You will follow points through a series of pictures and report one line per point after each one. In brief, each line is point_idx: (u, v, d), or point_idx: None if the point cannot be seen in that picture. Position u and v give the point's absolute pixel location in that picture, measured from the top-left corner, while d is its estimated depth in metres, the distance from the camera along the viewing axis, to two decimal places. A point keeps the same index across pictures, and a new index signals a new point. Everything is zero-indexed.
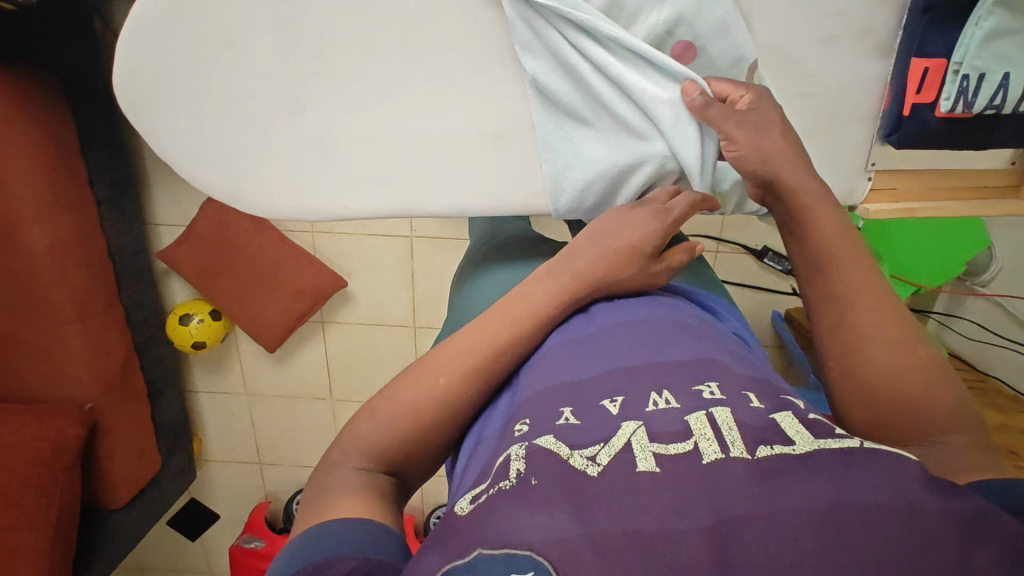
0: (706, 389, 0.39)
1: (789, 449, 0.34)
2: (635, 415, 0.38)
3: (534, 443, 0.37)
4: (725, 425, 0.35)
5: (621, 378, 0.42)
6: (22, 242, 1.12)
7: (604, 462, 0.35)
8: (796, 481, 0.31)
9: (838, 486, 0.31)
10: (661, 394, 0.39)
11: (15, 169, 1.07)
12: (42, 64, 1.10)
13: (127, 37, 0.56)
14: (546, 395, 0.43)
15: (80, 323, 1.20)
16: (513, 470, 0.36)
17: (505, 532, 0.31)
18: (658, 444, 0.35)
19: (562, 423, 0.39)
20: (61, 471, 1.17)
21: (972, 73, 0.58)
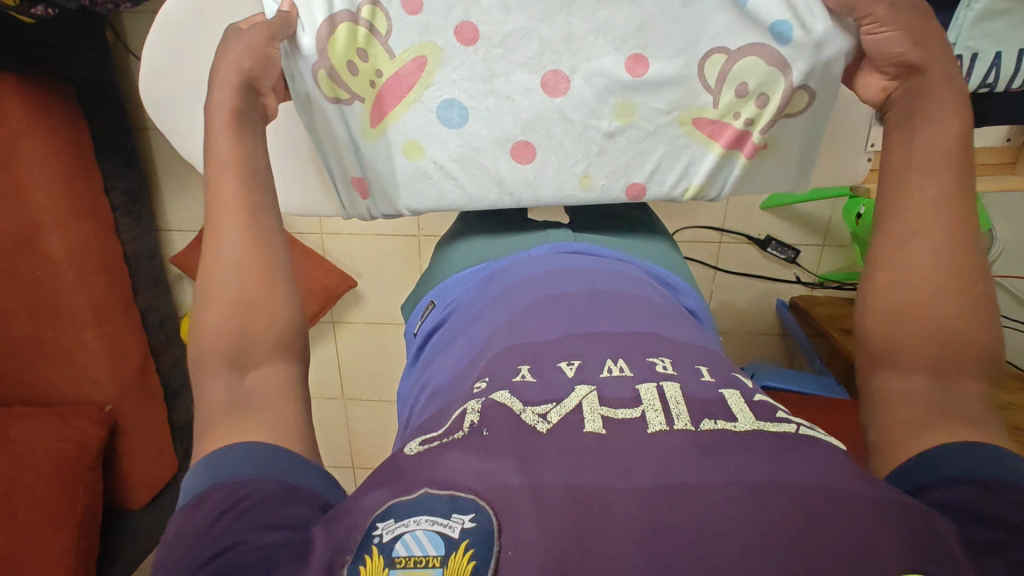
0: (659, 363, 0.44)
1: (731, 426, 0.38)
2: (589, 380, 0.42)
3: (490, 397, 0.42)
4: (672, 400, 0.39)
5: (579, 342, 0.46)
6: (44, 248, 1.15)
7: (554, 420, 0.39)
8: (732, 456, 0.35)
9: (767, 468, 0.35)
10: (616, 362, 0.44)
11: (35, 178, 1.11)
12: (60, 75, 1.13)
13: (152, 44, 0.59)
14: (507, 353, 0.47)
15: (99, 327, 1.22)
16: (467, 421, 0.40)
17: (451, 477, 0.36)
18: (608, 408, 0.39)
19: (519, 379, 0.43)
20: (85, 471, 1.20)
21: (966, 53, 0.61)
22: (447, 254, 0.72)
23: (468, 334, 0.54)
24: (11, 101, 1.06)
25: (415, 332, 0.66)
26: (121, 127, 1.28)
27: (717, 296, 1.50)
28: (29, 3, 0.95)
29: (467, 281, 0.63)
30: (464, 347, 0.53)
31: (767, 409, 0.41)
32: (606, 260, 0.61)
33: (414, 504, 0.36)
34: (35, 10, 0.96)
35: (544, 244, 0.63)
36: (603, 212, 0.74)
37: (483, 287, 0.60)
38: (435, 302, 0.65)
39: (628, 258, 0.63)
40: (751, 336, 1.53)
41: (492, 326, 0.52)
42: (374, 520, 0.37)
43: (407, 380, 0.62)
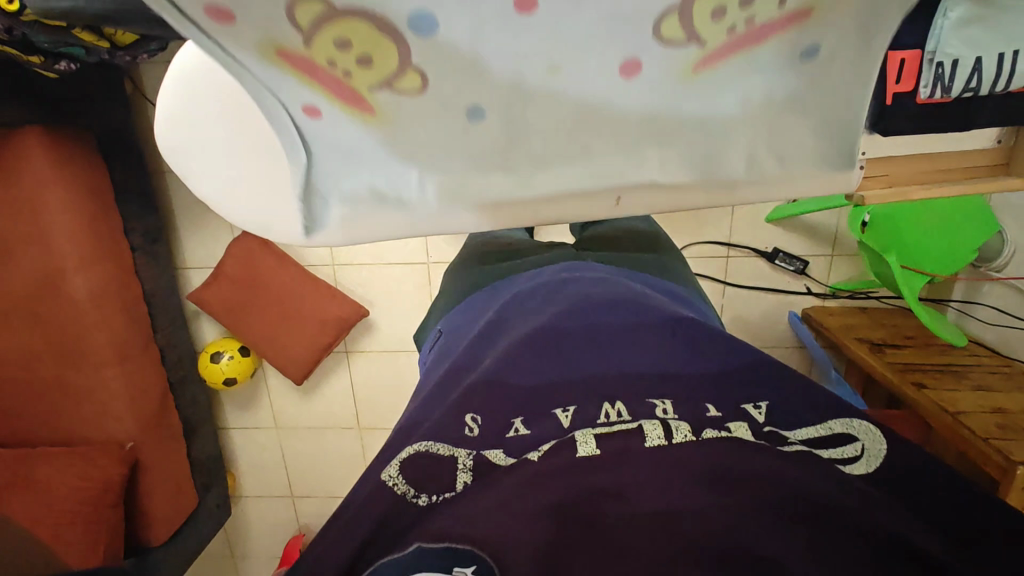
0: (661, 406, 0.46)
1: (728, 432, 0.44)
2: (586, 425, 0.45)
3: (483, 455, 0.45)
4: (672, 420, 0.45)
5: (575, 389, 0.49)
6: (68, 290, 1.19)
7: (543, 449, 0.44)
8: (713, 484, 0.40)
9: (742, 494, 0.40)
10: (615, 407, 0.46)
11: (59, 224, 1.15)
12: (82, 125, 1.19)
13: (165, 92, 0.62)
14: (508, 393, 0.49)
15: (120, 365, 1.26)
16: (460, 481, 0.43)
17: (461, 524, 0.40)
18: (604, 425, 0.45)
19: (512, 436, 0.46)
20: (106, 509, 1.23)
21: (946, 61, 0.53)
22: (458, 279, 0.75)
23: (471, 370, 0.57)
24: (35, 151, 1.11)
25: (425, 360, 0.69)
26: (139, 171, 1.33)
27: (728, 311, 1.50)
28: (53, 59, 1.01)
29: (470, 312, 0.67)
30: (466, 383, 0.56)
31: (761, 421, 0.46)
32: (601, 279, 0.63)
33: (410, 559, 0.39)
34: (58, 65, 1.01)
35: (540, 272, 0.66)
36: (607, 236, 0.76)
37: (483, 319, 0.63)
38: (443, 330, 0.69)
39: (623, 272, 0.66)
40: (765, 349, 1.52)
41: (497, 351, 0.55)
42: (369, 575, 0.39)
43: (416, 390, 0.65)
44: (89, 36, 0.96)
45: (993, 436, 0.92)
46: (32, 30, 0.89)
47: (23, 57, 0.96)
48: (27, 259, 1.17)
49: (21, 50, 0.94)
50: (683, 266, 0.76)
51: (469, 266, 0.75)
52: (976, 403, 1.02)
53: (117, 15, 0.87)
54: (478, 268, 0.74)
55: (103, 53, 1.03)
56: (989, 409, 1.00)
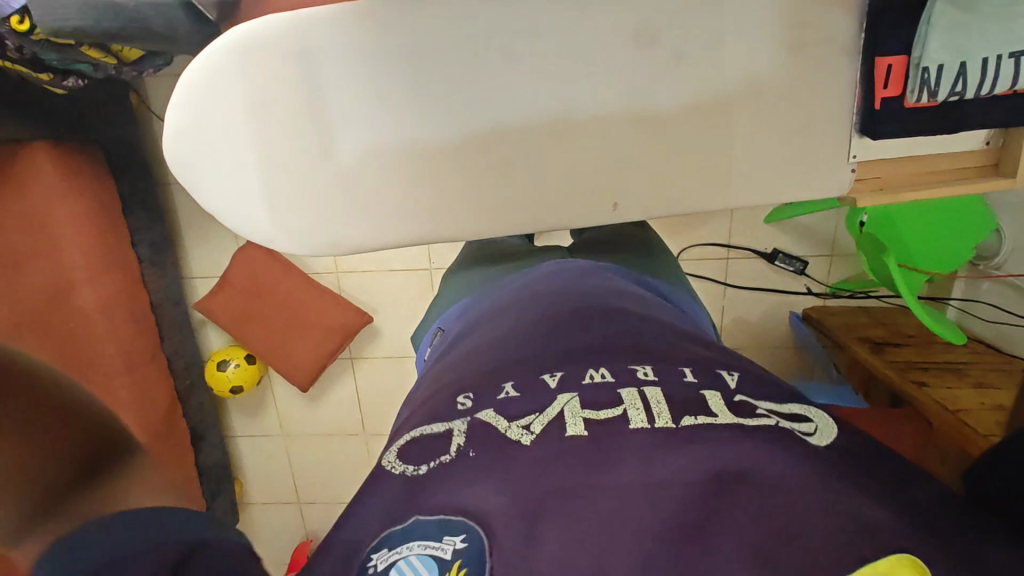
0: (640, 368, 0.49)
1: (712, 419, 0.42)
2: (569, 389, 0.47)
3: (475, 417, 0.46)
4: (654, 401, 0.44)
5: (562, 359, 0.51)
6: (76, 302, 1.22)
7: (536, 431, 0.44)
8: (702, 449, 0.40)
9: (729, 458, 0.39)
10: (598, 370, 0.49)
11: (69, 237, 1.18)
12: (88, 139, 1.21)
13: (174, 109, 0.64)
14: (501, 374, 0.51)
15: (129, 374, 1.28)
16: (454, 442, 0.44)
17: (452, 498, 0.41)
18: (590, 410, 0.45)
19: (503, 397, 0.48)
20: None
21: (932, 66, 0.55)
22: (457, 283, 0.77)
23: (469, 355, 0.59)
24: (42, 165, 1.13)
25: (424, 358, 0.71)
26: (145, 184, 1.35)
27: (729, 312, 1.51)
28: (62, 76, 1.03)
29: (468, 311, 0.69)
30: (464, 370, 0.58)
31: (748, 407, 0.44)
32: (586, 277, 0.66)
33: (405, 534, 0.40)
34: (66, 82, 1.04)
35: (532, 273, 0.69)
36: (602, 242, 0.78)
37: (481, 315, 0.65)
38: (444, 328, 0.71)
39: (610, 271, 0.69)
40: (766, 350, 1.53)
41: (493, 344, 0.57)
42: (370, 553, 0.40)
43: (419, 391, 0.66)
44: (96, 53, 0.98)
45: (993, 435, 0.95)
46: (41, 49, 0.91)
47: (33, 74, 0.98)
48: None
49: (32, 68, 0.96)
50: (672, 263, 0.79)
51: (466, 271, 0.78)
52: (976, 400, 1.04)
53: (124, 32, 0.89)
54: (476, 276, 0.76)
55: (109, 69, 1.05)
56: (989, 406, 1.02)
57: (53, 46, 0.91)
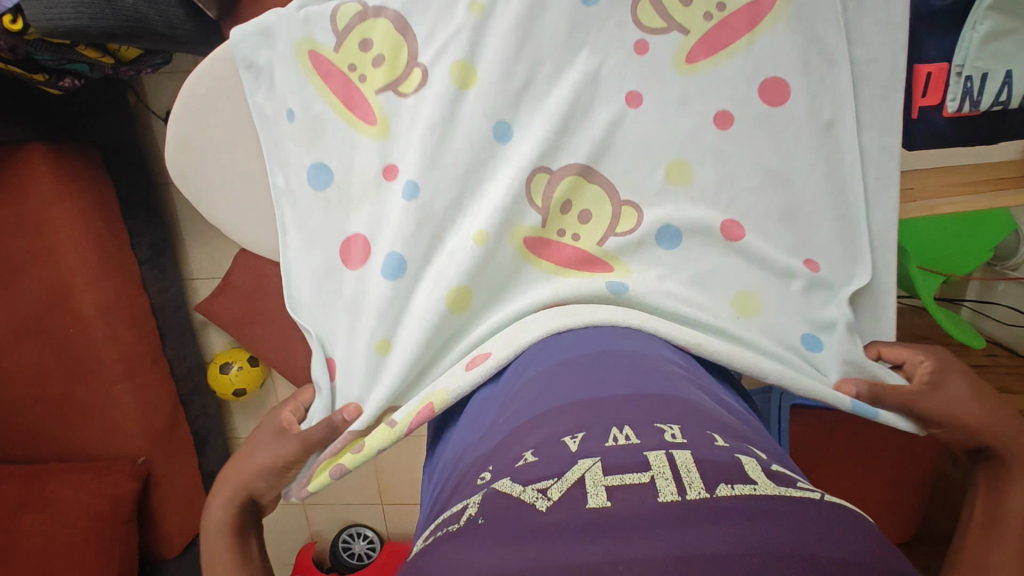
0: (668, 430, 0.37)
1: (751, 489, 0.32)
2: (592, 452, 0.36)
3: (491, 488, 0.37)
4: (684, 467, 0.33)
5: (584, 411, 0.41)
6: (76, 307, 1.19)
7: (555, 496, 0.33)
8: (749, 525, 0.29)
9: (788, 536, 0.29)
10: (622, 429, 0.37)
11: (66, 241, 1.15)
12: (85, 140, 1.17)
13: (179, 121, 0.63)
14: (508, 439, 0.42)
15: (129, 380, 1.26)
16: (468, 511, 0.36)
17: (445, 573, 0.31)
18: (613, 476, 0.34)
19: (519, 462, 0.38)
20: (119, 525, 1.22)
21: (976, 74, 0.55)
22: None
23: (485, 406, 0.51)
24: (37, 163, 1.10)
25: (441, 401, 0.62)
26: (145, 186, 1.33)
27: None
28: (57, 77, 0.99)
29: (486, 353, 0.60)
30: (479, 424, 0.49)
31: (787, 478, 0.35)
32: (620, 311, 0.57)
33: None
34: (62, 82, 1.00)
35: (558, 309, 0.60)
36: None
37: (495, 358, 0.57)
38: None
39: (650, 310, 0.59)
40: None
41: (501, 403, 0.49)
42: None
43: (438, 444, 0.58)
44: (92, 52, 0.94)
45: None
46: (36, 49, 0.88)
47: (28, 75, 0.94)
48: (35, 277, 1.18)
49: (25, 69, 0.92)
50: None
51: None
52: None
53: (124, 34, 0.86)
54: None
55: (107, 69, 1.01)
56: None
57: (47, 45, 0.88)
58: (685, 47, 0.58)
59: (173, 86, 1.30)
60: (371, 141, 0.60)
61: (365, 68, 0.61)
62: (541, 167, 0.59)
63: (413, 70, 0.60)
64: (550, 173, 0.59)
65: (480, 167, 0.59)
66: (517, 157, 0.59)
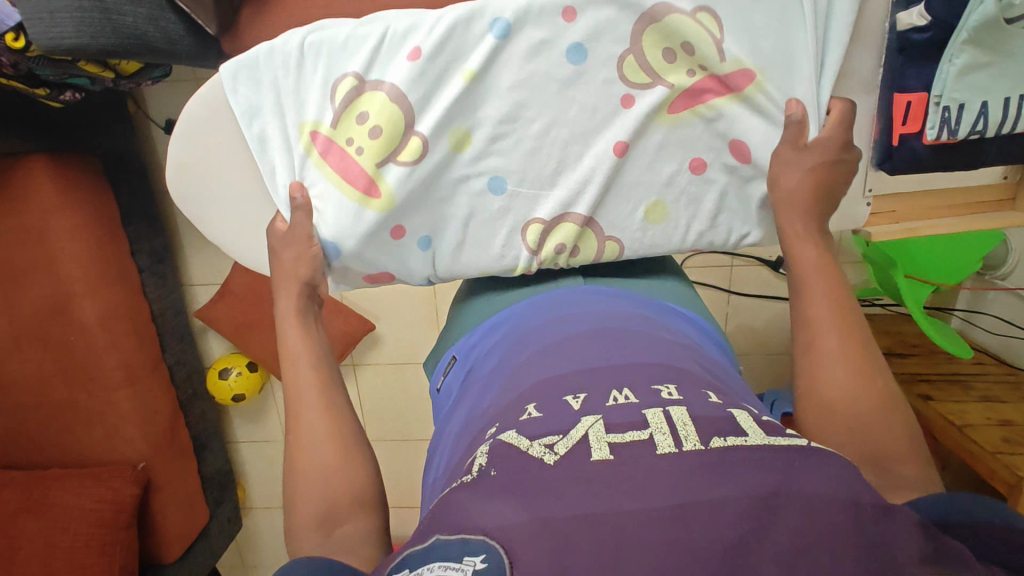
0: (664, 390, 0.43)
1: (743, 440, 0.37)
2: (594, 410, 0.42)
3: (498, 439, 0.41)
4: (680, 423, 0.39)
5: (585, 376, 0.47)
6: (76, 314, 1.21)
7: (561, 451, 0.38)
8: (744, 470, 0.35)
9: (778, 479, 0.34)
10: (621, 391, 0.44)
11: (66, 250, 1.17)
12: (85, 150, 1.19)
13: (178, 144, 0.64)
14: (514, 397, 0.48)
15: (129, 387, 1.27)
16: (476, 464, 0.40)
17: (467, 518, 0.35)
18: (614, 434, 0.39)
19: (525, 418, 0.43)
20: (121, 529, 1.24)
21: (953, 104, 0.56)
22: (461, 302, 0.74)
23: (485, 381, 0.55)
24: (41, 178, 1.12)
25: (439, 387, 0.67)
26: (145, 194, 1.34)
27: (733, 319, 1.50)
28: (58, 90, 1.01)
29: (488, 332, 0.63)
30: (482, 390, 0.54)
31: (778, 428, 0.40)
32: (612, 297, 0.61)
33: (427, 552, 0.35)
34: (63, 96, 1.02)
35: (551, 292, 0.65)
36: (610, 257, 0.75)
37: (498, 328, 0.63)
38: (457, 355, 0.65)
39: (644, 300, 0.63)
40: (769, 356, 1.52)
41: (501, 386, 0.51)
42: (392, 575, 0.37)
43: (437, 427, 0.60)
44: (93, 67, 0.96)
45: (1001, 452, 0.95)
46: (38, 64, 0.89)
47: (30, 90, 0.96)
48: (35, 285, 1.19)
49: (28, 84, 0.94)
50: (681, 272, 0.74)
51: (467, 294, 0.74)
52: (981, 415, 1.04)
53: (125, 49, 0.87)
54: (487, 295, 0.71)
55: (107, 82, 1.03)
56: (995, 422, 1.02)
57: (50, 61, 0.89)
58: (667, 99, 0.57)
59: (172, 95, 1.31)
60: (377, 216, 0.61)
61: (361, 140, 0.59)
62: (535, 219, 0.62)
63: (413, 136, 0.59)
64: (545, 223, 0.62)
65: (478, 224, 0.63)
66: (512, 211, 0.62)
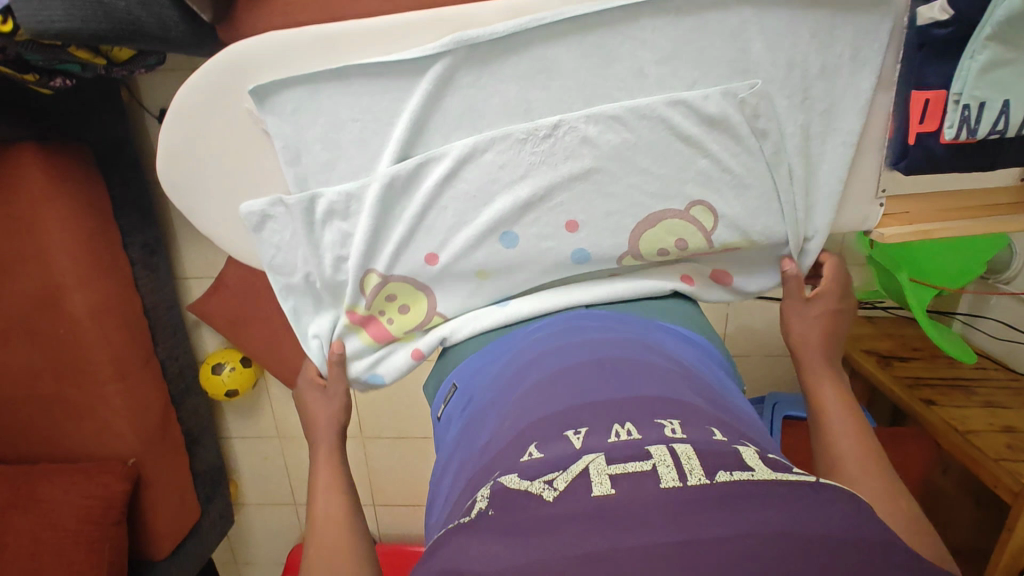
0: (668, 425, 0.41)
1: (749, 475, 0.35)
2: (595, 447, 0.40)
3: (498, 481, 0.39)
4: (684, 456, 0.37)
5: (585, 411, 0.44)
6: (66, 308, 1.18)
7: (560, 487, 0.37)
8: (748, 506, 0.33)
9: (785, 516, 0.32)
10: (623, 426, 0.41)
11: (55, 241, 1.14)
12: (77, 139, 1.16)
13: (167, 132, 0.62)
14: (512, 435, 0.45)
15: (120, 381, 1.25)
16: (477, 503, 0.38)
17: (465, 560, 0.33)
18: (615, 465, 0.37)
19: (525, 460, 0.41)
20: (109, 526, 1.22)
21: (973, 103, 0.55)
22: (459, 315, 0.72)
23: (484, 418, 0.52)
24: (29, 166, 1.09)
25: (439, 417, 0.64)
26: (137, 185, 1.31)
27: (733, 320, 1.48)
28: (48, 76, 0.98)
29: (488, 359, 0.61)
30: (483, 425, 0.52)
31: (784, 465, 0.38)
32: (613, 322, 0.59)
33: None
34: (53, 82, 0.99)
35: (548, 317, 0.63)
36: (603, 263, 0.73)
37: (496, 358, 0.61)
38: (457, 384, 0.63)
39: (643, 322, 0.60)
40: (769, 358, 1.51)
41: (501, 424, 0.49)
42: None
43: (438, 461, 0.58)
44: (84, 53, 0.93)
45: (1004, 458, 0.93)
46: (27, 49, 0.86)
47: (18, 75, 0.93)
48: (24, 277, 1.17)
49: (16, 69, 0.92)
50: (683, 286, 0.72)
51: None
52: (985, 421, 1.02)
53: (116, 34, 0.84)
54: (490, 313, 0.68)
55: (99, 69, 1.00)
56: (998, 428, 1.00)
57: (38, 46, 0.87)
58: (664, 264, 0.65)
59: (166, 84, 1.28)
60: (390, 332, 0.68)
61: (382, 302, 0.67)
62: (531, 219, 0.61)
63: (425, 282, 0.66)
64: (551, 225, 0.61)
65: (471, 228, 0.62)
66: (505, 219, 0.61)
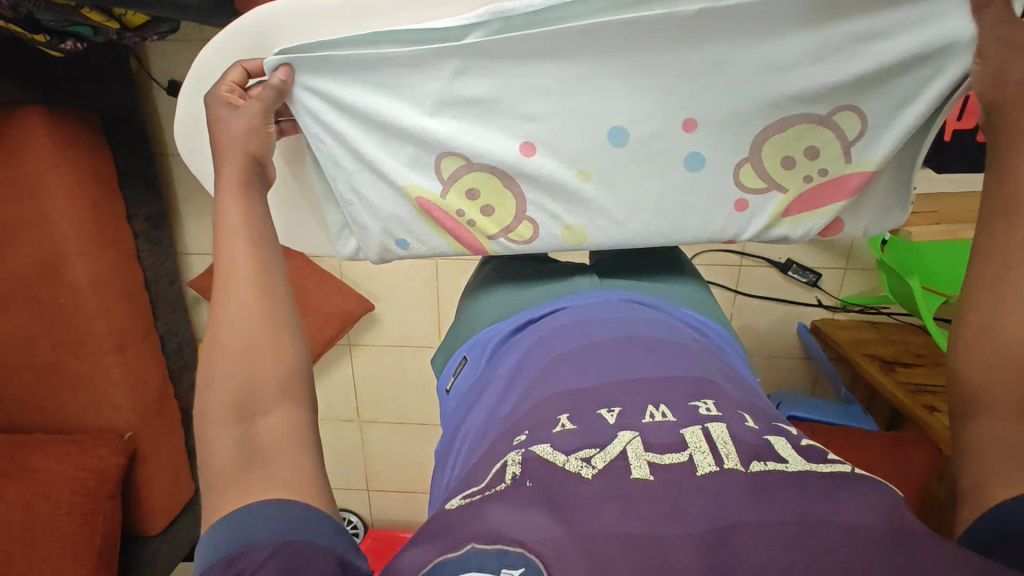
0: (703, 406, 0.41)
1: (783, 467, 0.36)
2: (631, 426, 0.40)
3: (530, 450, 0.39)
4: (720, 441, 0.37)
5: (618, 389, 0.44)
6: (67, 276, 1.16)
7: (598, 465, 0.36)
8: (788, 497, 0.33)
9: (825, 507, 0.33)
10: (658, 407, 0.41)
11: (58, 207, 1.12)
12: (84, 105, 1.14)
13: (189, 101, 0.61)
14: (539, 405, 0.45)
15: (119, 353, 1.23)
16: (508, 474, 0.38)
17: (500, 529, 0.33)
18: (653, 453, 0.37)
19: (558, 431, 0.40)
20: (103, 499, 1.19)
21: None
22: (472, 296, 0.72)
23: (504, 390, 0.52)
24: (34, 129, 1.07)
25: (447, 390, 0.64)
26: (143, 155, 1.29)
27: (738, 319, 1.48)
28: (58, 38, 0.96)
29: (500, 331, 0.61)
30: (502, 398, 0.51)
31: (818, 453, 0.39)
32: (630, 304, 0.57)
33: (461, 562, 0.32)
34: (63, 44, 0.97)
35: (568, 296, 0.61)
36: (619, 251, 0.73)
37: (512, 334, 0.60)
38: (468, 356, 0.62)
39: (663, 304, 0.60)
40: (771, 359, 1.51)
41: (525, 396, 0.48)
42: None
43: (443, 439, 0.58)
44: (96, 15, 0.91)
45: None
46: (39, 8, 0.84)
47: (27, 35, 0.91)
48: (25, 244, 1.15)
49: (26, 28, 0.89)
50: (698, 277, 0.71)
51: (479, 291, 0.71)
52: None
53: None
54: (507, 289, 0.68)
55: (111, 34, 0.98)
56: None
57: (51, 6, 0.85)
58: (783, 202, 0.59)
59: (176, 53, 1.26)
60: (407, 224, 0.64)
61: (474, 213, 0.61)
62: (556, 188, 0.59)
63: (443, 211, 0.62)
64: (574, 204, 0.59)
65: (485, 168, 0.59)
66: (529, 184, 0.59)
